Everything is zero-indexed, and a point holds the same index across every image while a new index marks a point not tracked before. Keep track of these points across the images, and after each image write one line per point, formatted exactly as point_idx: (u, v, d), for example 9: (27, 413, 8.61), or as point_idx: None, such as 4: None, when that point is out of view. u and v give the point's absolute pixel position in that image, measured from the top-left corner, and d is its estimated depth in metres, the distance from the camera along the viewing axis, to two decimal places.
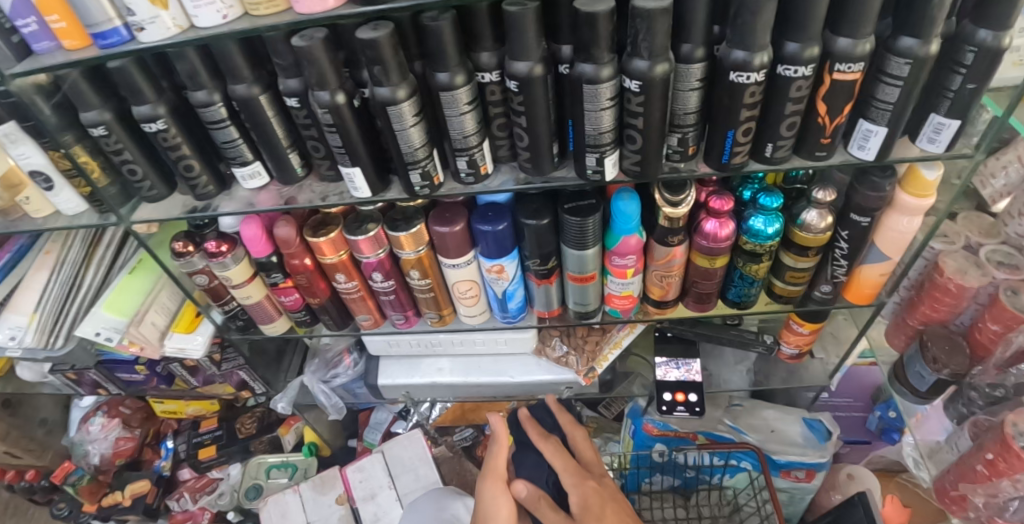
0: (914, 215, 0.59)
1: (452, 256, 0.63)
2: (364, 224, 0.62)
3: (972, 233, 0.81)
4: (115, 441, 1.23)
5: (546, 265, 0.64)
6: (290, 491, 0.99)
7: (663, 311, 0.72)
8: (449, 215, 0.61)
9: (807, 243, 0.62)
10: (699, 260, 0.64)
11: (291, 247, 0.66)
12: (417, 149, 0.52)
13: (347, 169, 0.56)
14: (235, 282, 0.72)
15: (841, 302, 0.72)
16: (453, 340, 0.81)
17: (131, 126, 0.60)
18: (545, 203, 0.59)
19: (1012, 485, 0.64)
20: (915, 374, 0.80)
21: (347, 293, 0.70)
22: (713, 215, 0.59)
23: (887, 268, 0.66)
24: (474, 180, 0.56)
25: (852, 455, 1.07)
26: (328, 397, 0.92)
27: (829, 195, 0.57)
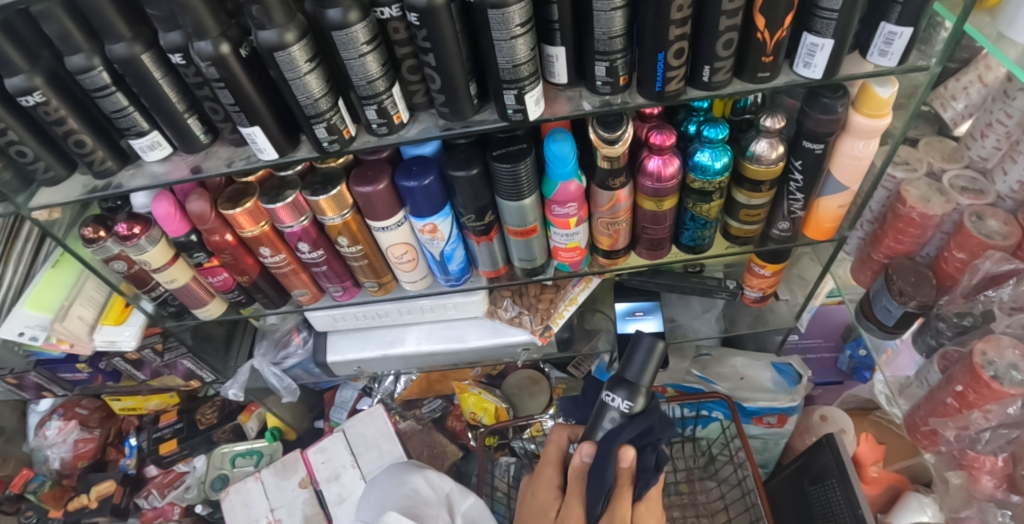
0: (870, 138, 0.54)
1: (380, 219, 0.58)
2: (283, 190, 0.57)
3: (935, 159, 0.79)
4: (74, 444, 1.20)
5: (483, 221, 0.59)
6: (251, 479, 0.96)
7: (614, 261, 0.69)
8: (371, 173, 0.55)
9: (758, 177, 0.57)
10: (646, 203, 0.60)
11: (207, 223, 0.60)
12: (317, 100, 0.46)
13: (246, 130, 0.50)
14: (154, 267, 0.66)
15: (802, 240, 0.70)
16: (400, 310, 0.77)
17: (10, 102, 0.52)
18: (474, 152, 0.54)
19: (982, 415, 0.62)
20: (882, 308, 0.79)
21: (277, 267, 0.65)
22: (655, 151, 0.54)
23: (846, 199, 0.62)
24: (388, 130, 0.50)
25: (826, 396, 1.14)
26: (280, 380, 0.89)
27: (779, 122, 0.52)
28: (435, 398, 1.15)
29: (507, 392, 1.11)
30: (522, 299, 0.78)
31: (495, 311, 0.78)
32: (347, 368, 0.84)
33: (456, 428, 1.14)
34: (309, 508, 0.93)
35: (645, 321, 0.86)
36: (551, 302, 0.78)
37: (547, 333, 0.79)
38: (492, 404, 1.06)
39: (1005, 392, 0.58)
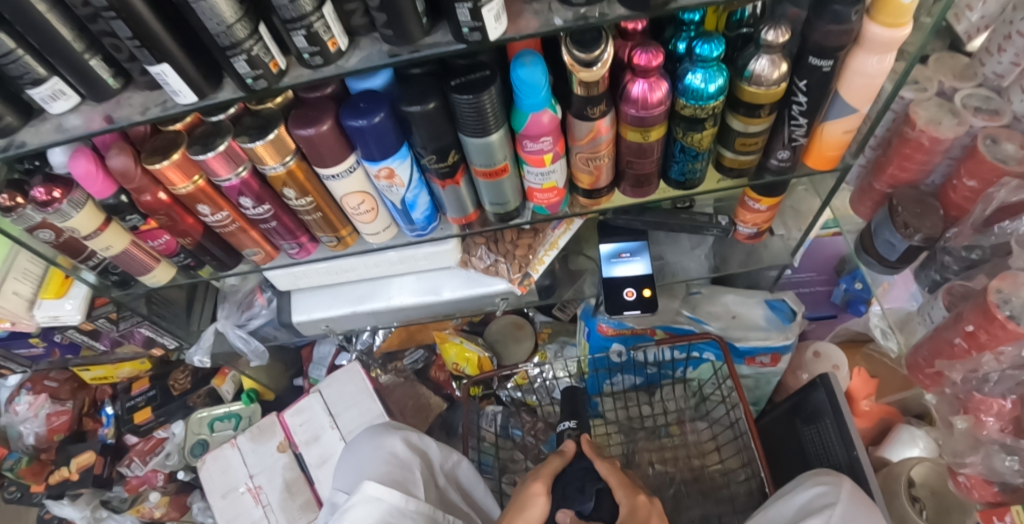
0: (885, 53, 0.47)
1: (329, 166, 0.50)
2: (214, 137, 0.49)
3: (946, 77, 0.72)
4: (47, 418, 1.16)
5: (446, 162, 0.52)
6: (228, 446, 0.92)
7: (596, 201, 0.62)
8: (311, 113, 0.47)
9: (757, 101, 0.50)
10: (629, 134, 0.52)
11: (133, 181, 0.52)
12: (232, 27, 0.37)
13: (153, 69, 0.41)
14: (85, 234, 0.58)
15: (802, 170, 0.63)
16: (367, 264, 0.69)
17: None
18: (429, 83, 0.47)
19: (994, 358, 0.58)
20: (884, 242, 0.74)
21: (221, 226, 0.57)
22: (640, 74, 0.47)
23: (853, 124, 0.55)
24: (323, 61, 0.42)
25: (818, 331, 1.09)
26: (245, 342, 0.84)
27: (783, 34, 0.45)
28: (417, 349, 1.11)
29: (490, 340, 1.08)
30: (498, 246, 0.70)
31: (469, 260, 0.71)
32: (315, 328, 0.78)
33: (439, 378, 1.10)
34: (288, 473, 0.90)
35: (632, 263, 0.80)
36: (528, 248, 0.70)
37: (527, 282, 0.72)
38: (474, 354, 1.02)
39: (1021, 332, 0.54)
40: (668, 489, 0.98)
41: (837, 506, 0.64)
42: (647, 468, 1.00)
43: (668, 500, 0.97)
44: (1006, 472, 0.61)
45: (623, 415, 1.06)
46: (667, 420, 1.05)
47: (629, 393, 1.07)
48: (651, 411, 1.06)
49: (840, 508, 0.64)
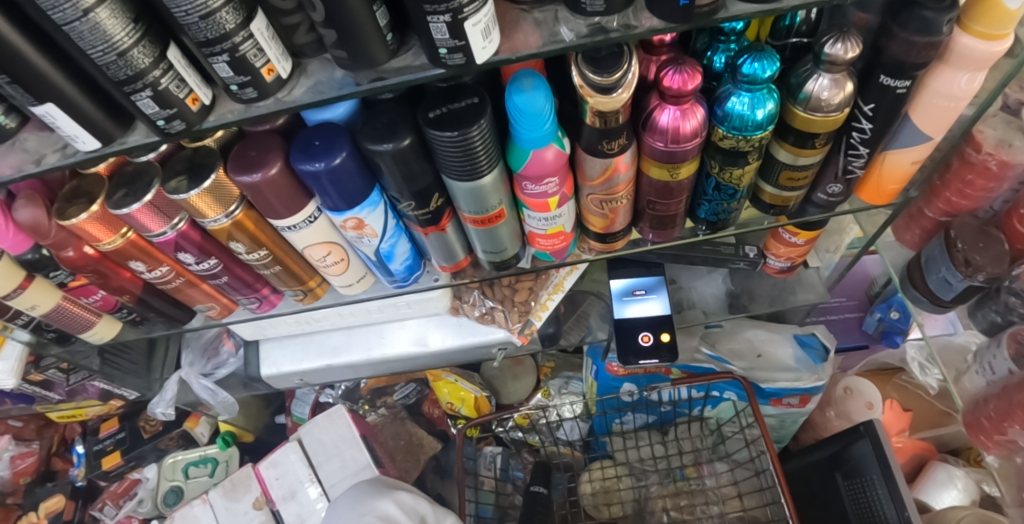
0: (977, 70, 0.37)
1: (283, 216, 0.41)
2: (139, 183, 0.39)
3: (1011, 88, 0.62)
4: (11, 461, 1.08)
5: (428, 208, 0.43)
6: (198, 502, 0.83)
7: (609, 245, 0.53)
8: (256, 153, 0.38)
9: (812, 129, 0.41)
10: (652, 171, 0.43)
11: (47, 236, 0.42)
12: (128, 52, 0.27)
13: (36, 110, 0.31)
14: (2, 293, 0.48)
15: (852, 203, 0.53)
16: (339, 313, 0.59)
17: None
18: (403, 113, 0.37)
19: None
20: (939, 280, 0.65)
21: (163, 282, 0.48)
22: (668, 99, 0.37)
23: (923, 155, 0.45)
24: (258, 94, 0.32)
25: (848, 361, 0.99)
26: (212, 394, 0.74)
27: (852, 49, 0.35)
28: (409, 383, 1.01)
29: (487, 376, 0.98)
30: (494, 290, 0.61)
31: (461, 307, 0.62)
32: (288, 381, 0.68)
33: (433, 415, 1.01)
34: None
35: (647, 302, 0.70)
36: (529, 292, 0.60)
37: (528, 331, 0.63)
38: (469, 393, 0.92)
39: None
40: None
41: None
42: (660, 517, 0.90)
43: None
44: None
45: (635, 457, 0.96)
46: (682, 462, 0.94)
47: (641, 432, 0.98)
48: (664, 451, 0.95)
49: None
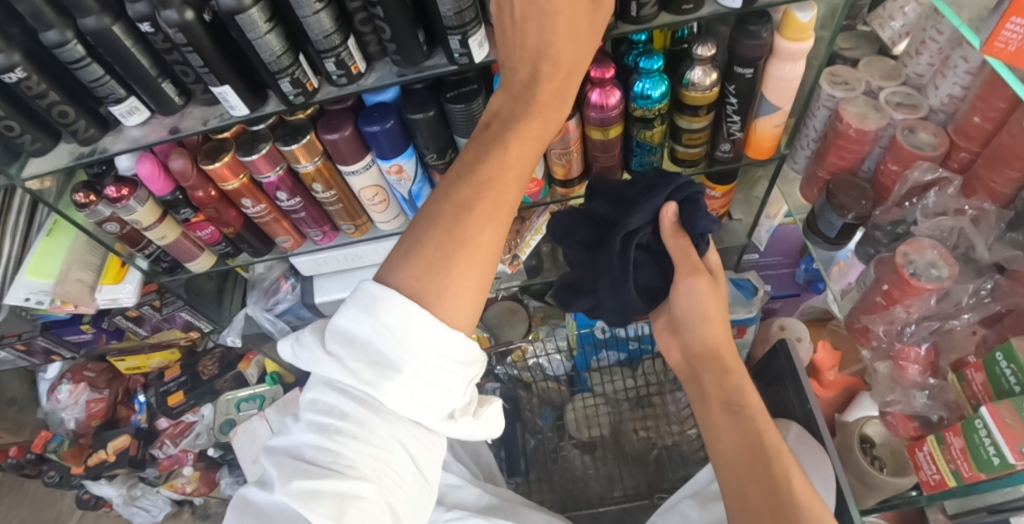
0: (796, 61, 0.59)
1: (349, 163, 0.62)
2: (257, 142, 0.61)
3: (873, 78, 0.84)
4: (86, 405, 1.25)
5: (444, 158, 0.64)
6: (257, 418, 1.04)
7: (570, 190, 0.74)
8: (336, 121, 0.59)
9: (696, 103, 0.62)
10: (594, 133, 0.64)
11: (189, 180, 0.64)
12: (279, 57, 0.49)
13: (216, 89, 0.53)
14: (145, 225, 0.70)
15: (746, 159, 0.75)
16: (378, 250, 0.82)
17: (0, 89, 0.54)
18: (429, 95, 0.58)
19: (904, 309, 0.69)
20: (825, 222, 0.85)
21: (259, 217, 0.70)
22: (597, 84, 0.58)
23: (781, 119, 0.67)
24: (348, 81, 0.54)
25: (785, 308, 1.20)
26: (274, 323, 0.96)
27: (710, 50, 0.57)
28: None
29: (487, 323, 1.20)
30: None
31: None
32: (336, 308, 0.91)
33: None
34: None
35: None
36: (517, 234, 0.83)
37: (516, 262, 0.85)
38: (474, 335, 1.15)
39: (923, 287, 0.66)
40: (650, 454, 1.08)
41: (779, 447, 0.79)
42: (632, 435, 1.10)
43: (651, 464, 1.08)
44: (922, 408, 0.71)
45: (611, 388, 1.12)
46: (649, 391, 1.12)
47: (614, 368, 1.14)
48: (633, 384, 1.13)
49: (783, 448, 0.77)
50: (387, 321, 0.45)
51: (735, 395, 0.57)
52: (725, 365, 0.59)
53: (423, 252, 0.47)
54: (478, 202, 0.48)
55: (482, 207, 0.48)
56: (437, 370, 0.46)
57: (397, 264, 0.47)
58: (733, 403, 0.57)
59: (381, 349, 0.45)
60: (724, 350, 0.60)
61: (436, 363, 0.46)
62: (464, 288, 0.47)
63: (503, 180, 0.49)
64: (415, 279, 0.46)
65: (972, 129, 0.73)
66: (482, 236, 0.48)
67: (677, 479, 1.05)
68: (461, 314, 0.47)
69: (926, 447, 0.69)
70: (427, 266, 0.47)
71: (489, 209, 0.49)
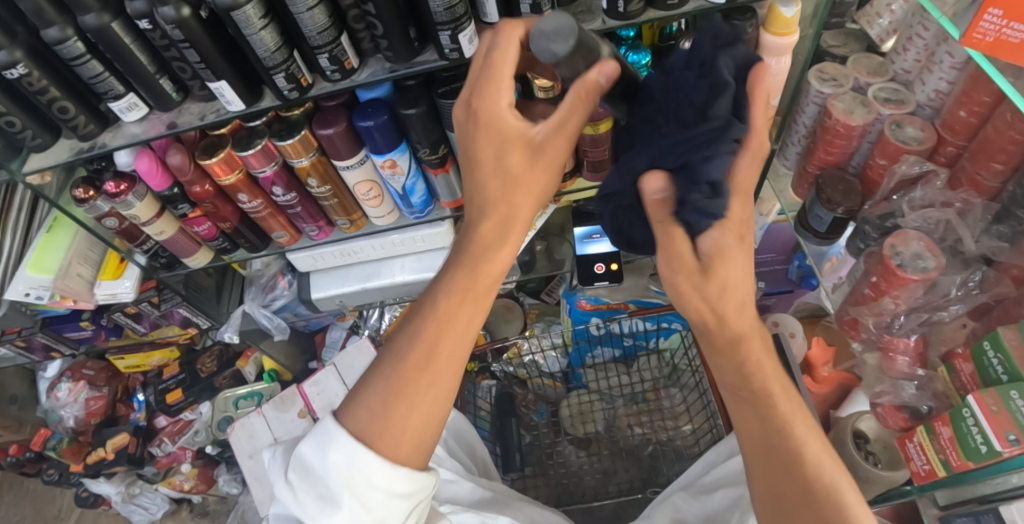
0: (780, 56, 0.60)
1: (344, 158, 0.63)
2: (252, 138, 0.62)
3: (861, 74, 0.85)
4: (85, 403, 1.26)
5: (437, 154, 0.65)
6: (254, 414, 1.04)
7: (563, 185, 0.75)
8: (331, 117, 0.60)
9: None
10: (584, 128, 0.65)
11: (187, 175, 0.65)
12: (274, 53, 0.51)
13: (213, 85, 0.54)
14: (144, 220, 0.71)
15: (735, 154, 0.76)
16: (374, 246, 0.83)
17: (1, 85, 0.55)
18: (422, 91, 0.60)
19: (892, 300, 0.70)
20: (815, 217, 0.86)
21: (255, 212, 0.71)
22: None
23: (767, 114, 0.68)
24: (341, 76, 0.55)
25: (780, 305, 1.21)
26: (270, 319, 0.97)
27: (695, 45, 0.59)
28: None
29: (484, 320, 1.21)
30: None
31: None
32: (331, 304, 0.92)
33: None
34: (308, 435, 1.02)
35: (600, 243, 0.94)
36: None
37: None
38: None
39: (909, 278, 0.67)
40: (645, 449, 1.08)
41: None
42: (627, 431, 1.10)
43: (646, 459, 1.08)
44: (911, 398, 0.72)
45: (606, 384, 1.15)
46: (644, 387, 1.13)
47: (609, 365, 1.16)
48: (629, 380, 1.14)
49: None
50: (335, 460, 0.47)
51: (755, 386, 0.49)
52: (733, 345, 0.52)
53: (385, 378, 0.49)
54: (441, 345, 0.50)
55: (445, 332, 0.50)
56: (378, 503, 0.47)
57: (354, 399, 0.50)
58: (755, 396, 0.49)
59: (328, 483, 0.47)
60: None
61: (379, 500, 0.47)
62: (415, 427, 0.49)
63: (461, 327, 0.51)
64: (364, 426, 0.48)
65: (957, 123, 0.74)
66: (446, 350, 0.50)
67: (672, 473, 1.05)
68: (407, 445, 0.49)
69: (915, 437, 0.70)
70: (393, 391, 0.48)
71: (453, 321, 0.50)
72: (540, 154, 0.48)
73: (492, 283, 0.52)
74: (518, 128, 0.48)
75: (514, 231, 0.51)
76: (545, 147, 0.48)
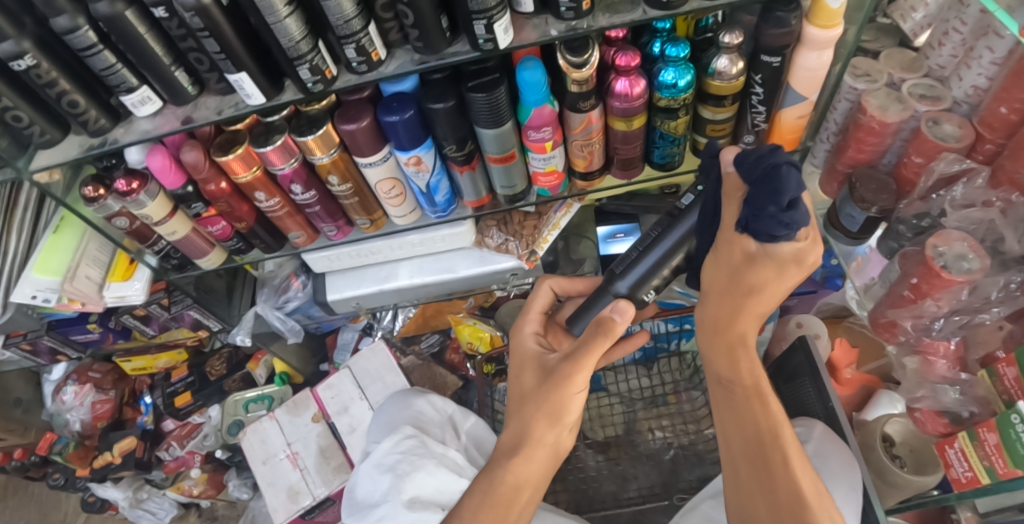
0: (823, 49, 0.57)
1: (366, 155, 0.61)
2: (271, 134, 0.59)
3: (894, 70, 0.82)
4: (91, 406, 1.24)
5: (464, 150, 0.62)
6: (266, 418, 1.02)
7: (590, 183, 0.73)
8: (354, 112, 0.58)
9: (721, 92, 0.61)
10: (617, 124, 0.63)
11: (202, 172, 0.63)
12: (298, 42, 0.48)
13: (233, 77, 0.51)
14: (156, 220, 0.69)
15: (768, 151, 0.73)
16: (392, 246, 0.81)
17: (8, 77, 0.52)
18: (449, 85, 0.57)
19: (933, 303, 0.68)
20: (846, 216, 0.84)
21: (272, 211, 0.69)
22: (622, 73, 0.57)
23: (805, 110, 0.65)
24: (367, 68, 0.52)
25: (801, 306, 1.19)
26: (283, 322, 0.95)
27: (737, 38, 0.56)
28: (434, 333, 1.20)
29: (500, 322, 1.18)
30: (507, 227, 0.82)
31: (482, 240, 0.82)
32: (347, 305, 0.90)
33: (454, 360, 1.18)
34: (322, 440, 0.99)
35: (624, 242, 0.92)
36: (534, 228, 0.81)
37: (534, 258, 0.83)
38: (487, 333, 1.12)
39: (953, 279, 0.64)
40: (666, 453, 1.06)
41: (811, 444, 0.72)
42: (647, 435, 1.07)
43: (667, 464, 1.05)
44: (952, 404, 0.69)
45: (625, 388, 1.12)
46: (665, 390, 1.10)
47: (629, 368, 1.13)
48: (649, 382, 1.12)
49: (812, 444, 0.73)
50: None
51: (741, 403, 0.53)
52: (732, 349, 0.52)
53: None
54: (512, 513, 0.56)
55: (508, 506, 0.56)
56: None
57: None
58: (729, 384, 0.53)
59: None
60: (737, 329, 0.52)
61: None
62: None
63: (507, 514, 0.55)
64: None
65: (997, 119, 0.71)
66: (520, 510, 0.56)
67: (693, 479, 1.03)
68: None
69: (957, 443, 0.67)
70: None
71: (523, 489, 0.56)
72: (554, 375, 0.56)
73: (532, 495, 0.57)
74: (538, 358, 0.61)
75: (542, 450, 0.57)
76: (566, 377, 0.55)
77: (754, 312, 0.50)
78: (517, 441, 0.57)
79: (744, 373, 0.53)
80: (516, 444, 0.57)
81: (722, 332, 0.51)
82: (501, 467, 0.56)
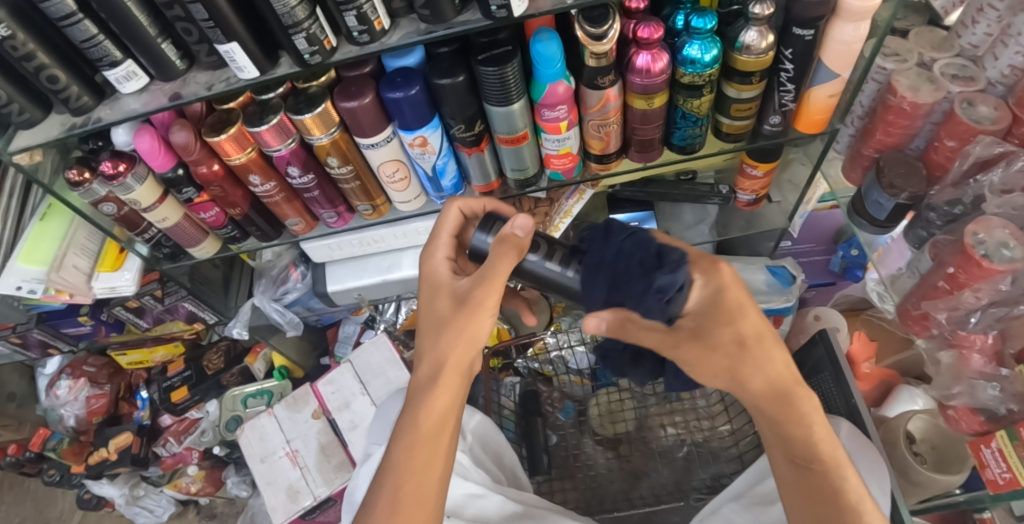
0: (860, 21, 0.53)
1: (368, 135, 0.57)
2: (266, 113, 0.55)
3: (925, 49, 0.77)
4: (86, 401, 1.20)
5: (472, 131, 0.58)
6: (264, 414, 0.98)
7: (606, 166, 0.69)
8: (355, 88, 0.53)
9: (748, 68, 0.56)
10: (636, 102, 0.59)
11: (192, 154, 0.59)
12: (294, 9, 0.44)
13: (223, 48, 0.47)
14: (144, 206, 0.65)
15: (793, 134, 0.69)
16: (395, 234, 0.77)
17: None
18: (458, 59, 0.53)
19: (972, 294, 0.64)
20: (873, 202, 0.79)
21: (268, 196, 0.65)
22: (644, 46, 0.53)
23: (837, 89, 0.61)
24: (369, 38, 0.48)
25: (818, 298, 1.15)
26: (281, 314, 0.91)
27: (768, 8, 0.51)
28: (438, 326, 1.17)
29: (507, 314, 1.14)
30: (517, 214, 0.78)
31: None
32: (348, 297, 0.86)
33: None
34: (322, 437, 0.96)
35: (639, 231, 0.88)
36: (545, 216, 0.78)
37: (545, 247, 0.79)
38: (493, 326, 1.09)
39: (995, 269, 0.60)
40: (679, 451, 1.02)
41: (836, 444, 0.69)
42: (659, 431, 1.04)
43: (680, 462, 1.01)
44: (990, 401, 0.66)
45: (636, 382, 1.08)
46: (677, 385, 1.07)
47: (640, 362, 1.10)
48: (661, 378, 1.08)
49: (838, 446, 0.68)
50: None
51: (802, 448, 0.49)
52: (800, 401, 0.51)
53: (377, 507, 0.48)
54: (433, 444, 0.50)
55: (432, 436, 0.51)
56: None
57: None
58: (803, 458, 0.49)
59: None
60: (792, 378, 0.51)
61: None
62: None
63: (427, 472, 0.49)
64: None
65: None
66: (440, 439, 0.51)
67: (706, 477, 0.98)
68: None
69: (994, 443, 0.63)
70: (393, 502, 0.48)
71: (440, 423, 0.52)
72: (468, 302, 0.53)
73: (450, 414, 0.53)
74: (449, 289, 0.56)
75: (457, 377, 0.53)
76: (477, 302, 0.52)
77: (771, 346, 0.51)
78: (434, 372, 0.54)
79: (811, 437, 0.50)
80: (422, 367, 0.55)
81: (744, 358, 0.51)
82: (421, 401, 0.53)
